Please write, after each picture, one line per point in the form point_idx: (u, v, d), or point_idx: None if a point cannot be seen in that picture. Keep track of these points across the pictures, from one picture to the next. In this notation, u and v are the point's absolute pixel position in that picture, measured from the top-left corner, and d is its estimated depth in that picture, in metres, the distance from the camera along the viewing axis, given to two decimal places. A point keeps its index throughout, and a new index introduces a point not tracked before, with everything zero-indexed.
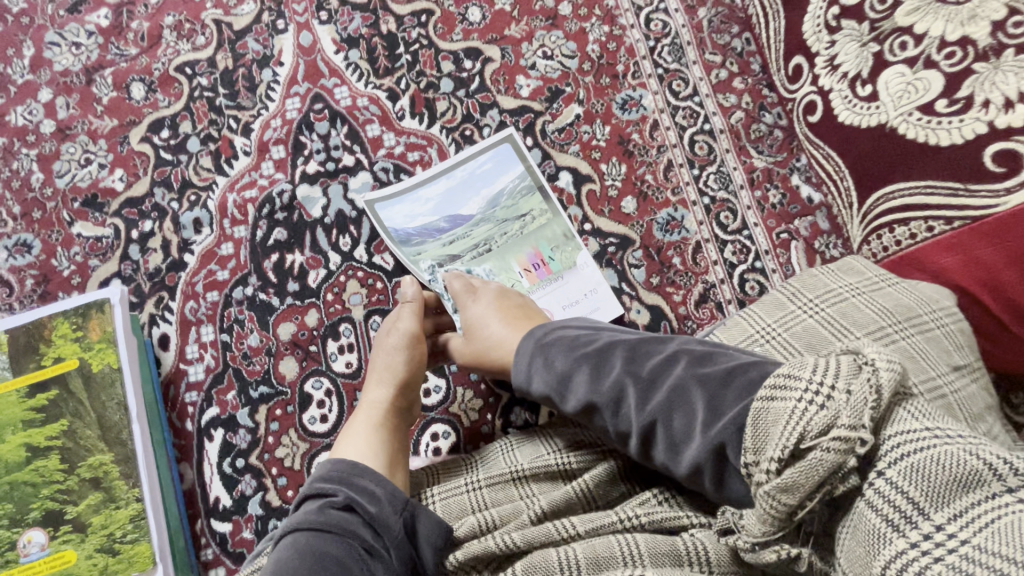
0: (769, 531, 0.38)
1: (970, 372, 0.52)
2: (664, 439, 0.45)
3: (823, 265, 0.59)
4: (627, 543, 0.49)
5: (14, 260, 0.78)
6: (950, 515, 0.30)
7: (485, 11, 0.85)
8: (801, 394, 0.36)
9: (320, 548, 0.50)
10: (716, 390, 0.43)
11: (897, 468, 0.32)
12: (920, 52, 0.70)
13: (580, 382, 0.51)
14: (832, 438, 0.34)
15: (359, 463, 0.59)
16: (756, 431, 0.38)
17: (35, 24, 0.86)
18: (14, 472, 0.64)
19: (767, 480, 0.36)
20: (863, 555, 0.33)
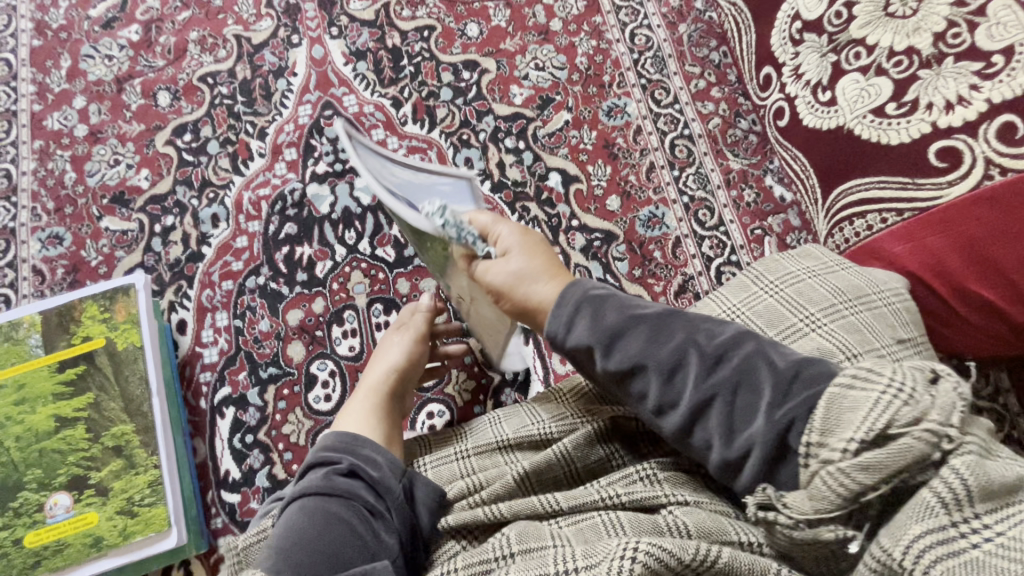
0: (823, 509, 0.40)
1: (913, 345, 0.58)
2: (719, 415, 0.47)
3: (786, 252, 0.66)
4: (611, 522, 0.54)
5: (46, 251, 0.84)
6: (990, 510, 0.34)
7: (482, 27, 0.93)
8: (884, 388, 0.40)
9: (328, 510, 0.55)
10: (785, 376, 0.46)
11: (961, 459, 0.36)
12: (873, 60, 0.67)
13: (636, 343, 0.52)
14: (923, 429, 0.38)
15: (361, 435, 0.64)
16: (827, 415, 0.42)
17: (72, 39, 0.94)
18: (44, 440, 0.70)
19: (842, 458, 0.39)
20: (901, 522, 0.36)
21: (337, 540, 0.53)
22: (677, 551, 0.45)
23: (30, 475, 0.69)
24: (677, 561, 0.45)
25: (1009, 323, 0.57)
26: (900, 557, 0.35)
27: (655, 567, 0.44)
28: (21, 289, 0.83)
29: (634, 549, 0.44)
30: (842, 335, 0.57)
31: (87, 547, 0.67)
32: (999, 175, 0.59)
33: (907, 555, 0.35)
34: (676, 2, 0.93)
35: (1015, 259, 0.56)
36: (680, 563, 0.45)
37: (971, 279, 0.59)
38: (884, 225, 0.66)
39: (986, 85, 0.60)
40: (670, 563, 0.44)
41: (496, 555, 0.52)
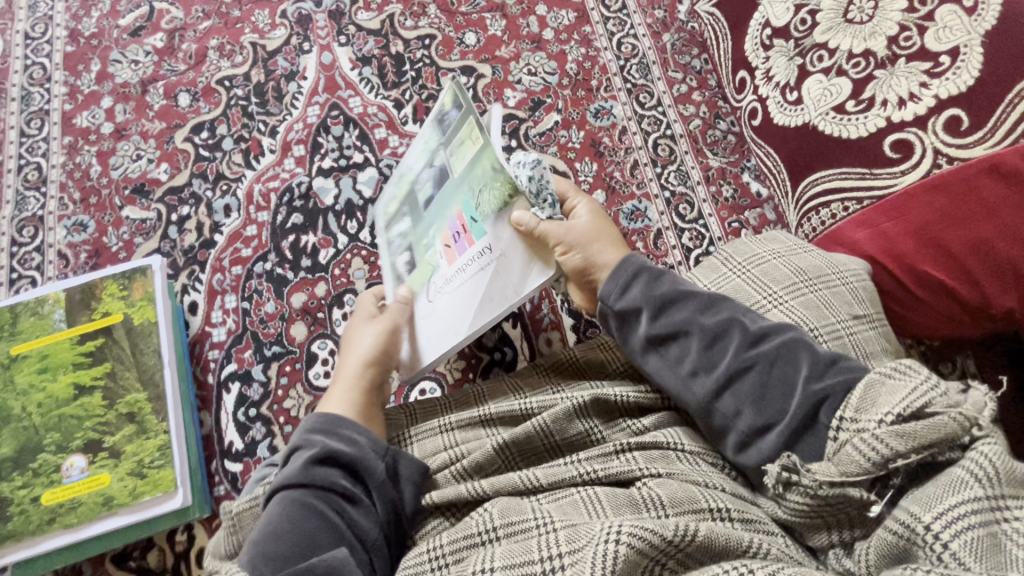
0: (849, 472, 0.44)
1: (869, 320, 0.63)
2: (751, 384, 0.54)
3: (753, 235, 0.71)
4: (590, 498, 0.55)
5: (71, 237, 0.91)
6: (1016, 497, 0.38)
7: (480, 35, 1.00)
8: (922, 380, 0.45)
9: (308, 499, 0.57)
10: (821, 360, 0.52)
11: (988, 448, 0.40)
12: (834, 63, 0.73)
13: (684, 311, 0.60)
14: (959, 413, 0.42)
15: (343, 416, 0.64)
16: (865, 394, 0.47)
17: (102, 45, 1.02)
18: (64, 406, 0.76)
19: (877, 426, 0.44)
20: (934, 493, 0.39)
21: (316, 526, 0.55)
22: (659, 528, 0.45)
23: (49, 438, 0.75)
24: (661, 539, 0.44)
25: (960, 302, 0.62)
26: (930, 520, 0.37)
27: (641, 547, 0.43)
28: (47, 271, 0.90)
29: (619, 532, 0.44)
30: (801, 311, 0.62)
31: (99, 506, 0.72)
32: (946, 164, 0.65)
33: (938, 522, 0.37)
34: (660, 13, 1.00)
35: (961, 242, 0.61)
36: (662, 541, 0.44)
37: (926, 261, 0.63)
38: (845, 213, 0.71)
39: (934, 83, 0.66)
40: (654, 542, 0.44)
41: (479, 531, 0.54)
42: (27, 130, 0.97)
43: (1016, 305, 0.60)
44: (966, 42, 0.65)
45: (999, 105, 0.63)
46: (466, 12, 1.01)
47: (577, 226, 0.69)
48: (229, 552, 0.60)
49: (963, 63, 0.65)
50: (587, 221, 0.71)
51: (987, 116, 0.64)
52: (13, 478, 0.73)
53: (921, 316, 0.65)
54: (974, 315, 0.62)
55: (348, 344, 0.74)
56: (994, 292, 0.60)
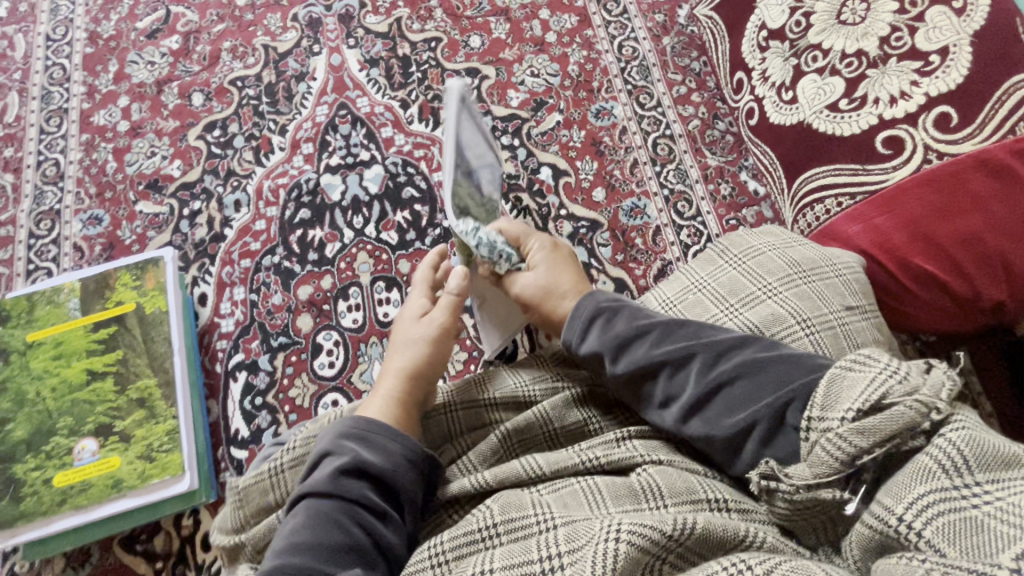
0: (822, 474, 0.44)
1: (861, 311, 0.64)
2: (718, 408, 0.54)
3: (749, 229, 0.72)
4: (590, 489, 0.54)
5: (87, 230, 0.94)
6: (992, 478, 0.37)
7: (484, 38, 1.02)
8: (881, 371, 0.45)
9: (335, 514, 0.52)
10: (787, 367, 0.52)
11: (956, 433, 0.40)
12: (828, 62, 0.75)
13: (642, 347, 0.59)
14: (915, 400, 0.43)
15: (374, 420, 0.59)
16: (829, 391, 0.47)
17: (120, 47, 1.06)
18: (77, 391, 0.79)
19: (841, 424, 0.44)
20: (905, 484, 0.39)
21: (342, 541, 0.51)
22: (657, 524, 0.44)
23: (62, 421, 0.78)
24: (661, 535, 0.44)
25: (953, 296, 0.63)
26: (906, 515, 0.38)
27: (641, 545, 0.43)
28: (63, 263, 0.92)
29: (618, 529, 0.43)
30: (794, 303, 0.63)
31: (108, 488, 0.75)
32: (936, 159, 0.67)
33: (910, 512, 0.37)
34: (660, 17, 1.02)
35: (952, 236, 0.63)
36: (662, 537, 0.44)
37: (918, 254, 0.65)
38: (839, 208, 0.72)
39: (924, 81, 0.69)
40: (654, 539, 0.43)
41: (480, 529, 0.51)
42: (46, 127, 1.01)
43: (1006, 298, 0.62)
44: (956, 42, 0.68)
45: (987, 102, 0.65)
46: (471, 15, 1.04)
47: (530, 283, 0.71)
48: (234, 526, 0.62)
49: (953, 62, 0.68)
50: (543, 272, 0.71)
51: (975, 112, 0.66)
52: (28, 460, 0.76)
53: (913, 308, 0.66)
54: (965, 307, 0.64)
55: (395, 346, 0.70)
56: (983, 285, 0.62)
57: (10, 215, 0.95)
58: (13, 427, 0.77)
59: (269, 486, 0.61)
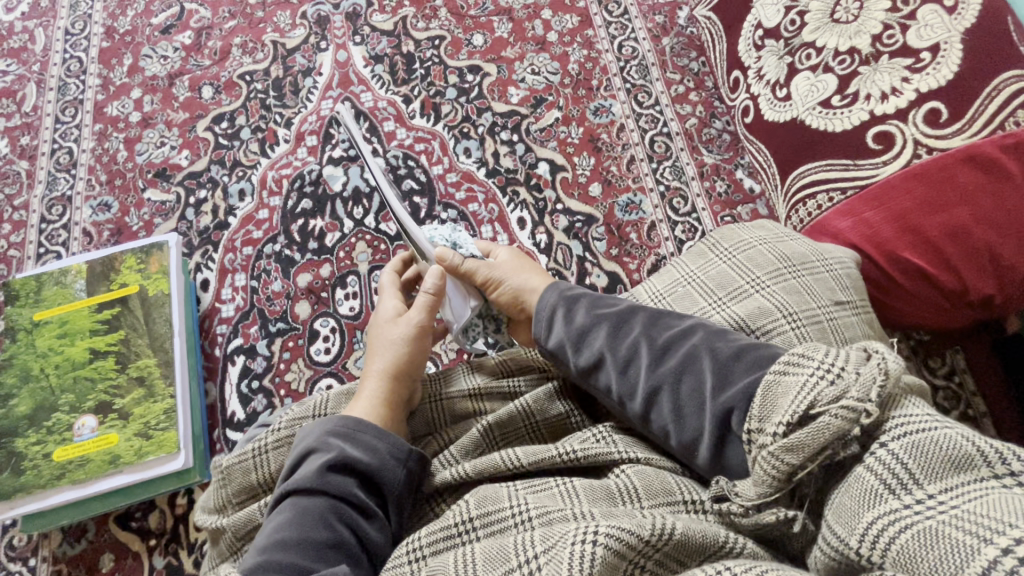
0: (766, 493, 0.43)
1: (850, 307, 0.63)
2: (669, 402, 0.52)
3: (742, 223, 0.72)
4: (568, 492, 0.52)
5: (96, 217, 0.97)
6: (943, 488, 0.35)
7: (487, 37, 1.05)
8: (814, 369, 0.43)
9: (320, 513, 0.51)
10: (727, 364, 0.50)
11: (900, 442, 0.38)
12: (822, 60, 0.76)
13: (596, 338, 0.59)
14: (841, 406, 0.40)
15: (362, 419, 0.59)
16: (765, 399, 0.44)
17: (135, 42, 1.09)
18: (79, 368, 0.82)
19: (772, 441, 0.42)
20: (852, 508, 0.37)
21: (328, 538, 0.50)
22: (636, 528, 0.42)
23: (64, 398, 0.80)
24: (638, 539, 0.42)
25: (943, 291, 0.63)
26: (856, 544, 0.36)
27: (619, 549, 0.41)
28: (71, 248, 0.95)
29: (596, 533, 0.41)
30: (782, 296, 0.63)
31: (105, 463, 0.77)
32: (926, 154, 0.68)
33: (864, 542, 0.35)
34: (661, 18, 1.04)
35: (939, 229, 0.63)
36: (640, 542, 0.42)
37: (907, 249, 0.65)
38: (831, 203, 0.73)
39: (915, 77, 0.70)
40: (632, 543, 0.42)
41: (456, 523, 0.51)
42: (61, 117, 1.04)
43: (995, 292, 0.62)
44: (946, 39, 0.69)
45: (976, 97, 0.67)
46: (475, 15, 1.06)
47: (497, 269, 0.72)
48: (216, 506, 0.62)
49: (943, 59, 0.69)
50: (507, 266, 0.72)
51: (965, 108, 0.67)
52: (29, 434, 0.79)
53: (901, 302, 0.66)
54: (953, 301, 0.64)
55: (371, 351, 0.69)
56: (971, 277, 0.62)
57: (23, 200, 0.98)
58: (16, 403, 0.80)
59: (251, 466, 0.61)
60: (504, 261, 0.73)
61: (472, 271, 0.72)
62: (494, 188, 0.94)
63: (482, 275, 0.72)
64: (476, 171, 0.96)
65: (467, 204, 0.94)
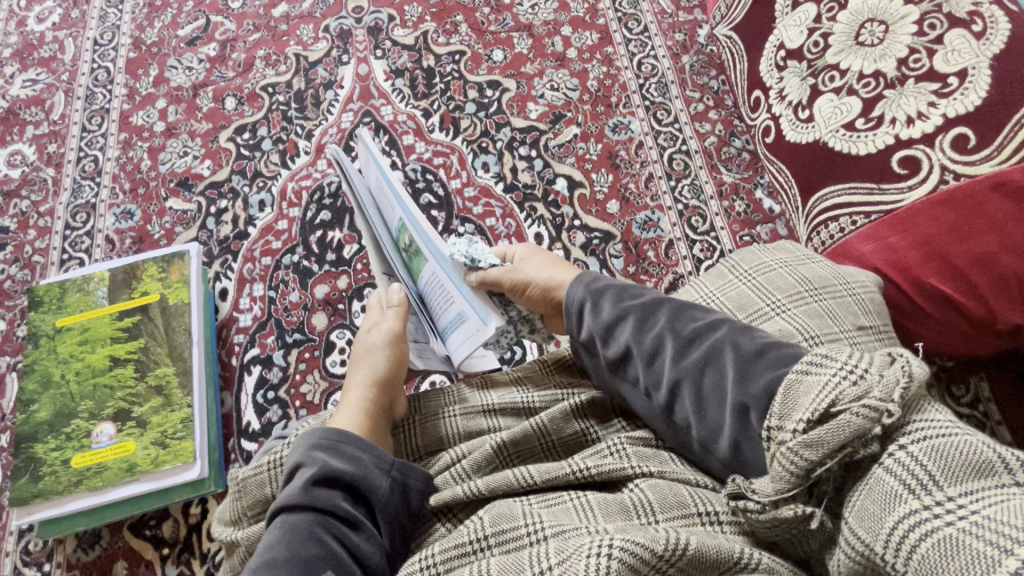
0: (784, 489, 0.41)
1: (873, 332, 0.62)
2: (692, 395, 0.50)
3: (761, 244, 0.71)
4: (582, 506, 0.52)
5: (119, 224, 0.98)
6: (964, 492, 0.34)
7: (507, 53, 1.05)
8: (839, 369, 0.40)
9: (307, 529, 0.51)
10: (750, 359, 0.48)
11: (919, 446, 0.36)
12: (845, 83, 0.76)
13: (623, 331, 0.57)
14: (862, 405, 0.38)
15: (346, 431, 0.59)
16: (785, 398, 0.42)
17: (162, 53, 1.11)
18: (99, 376, 0.83)
19: (792, 437, 0.40)
20: (874, 513, 0.36)
21: (317, 552, 0.50)
22: (649, 542, 0.42)
23: (84, 405, 0.81)
24: (652, 554, 0.41)
25: (967, 317, 0.63)
26: (880, 549, 0.35)
27: (633, 563, 0.41)
28: (94, 254, 0.97)
29: (610, 545, 0.41)
30: (803, 319, 0.62)
31: (122, 471, 0.78)
32: (953, 180, 0.67)
33: (888, 549, 0.35)
34: (681, 36, 1.04)
35: (966, 256, 0.63)
36: (653, 556, 0.41)
37: (931, 275, 0.64)
38: (854, 226, 0.72)
39: (942, 102, 0.69)
40: (646, 558, 0.41)
41: (472, 540, 0.50)
42: (88, 126, 1.06)
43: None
44: (975, 64, 0.69)
45: (1005, 125, 0.66)
46: (495, 30, 1.07)
47: (522, 272, 0.72)
48: (232, 518, 0.62)
49: (971, 85, 0.68)
50: (532, 266, 0.72)
51: (993, 135, 0.66)
52: (49, 440, 0.80)
53: (927, 330, 0.65)
54: (980, 331, 0.64)
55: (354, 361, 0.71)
56: (999, 307, 0.62)
57: (49, 207, 1.00)
58: (37, 408, 0.82)
59: (266, 479, 0.61)
60: (529, 265, 0.73)
61: (498, 279, 0.72)
62: (511, 203, 0.95)
63: (508, 282, 0.72)
64: (494, 186, 0.96)
65: (484, 218, 0.94)
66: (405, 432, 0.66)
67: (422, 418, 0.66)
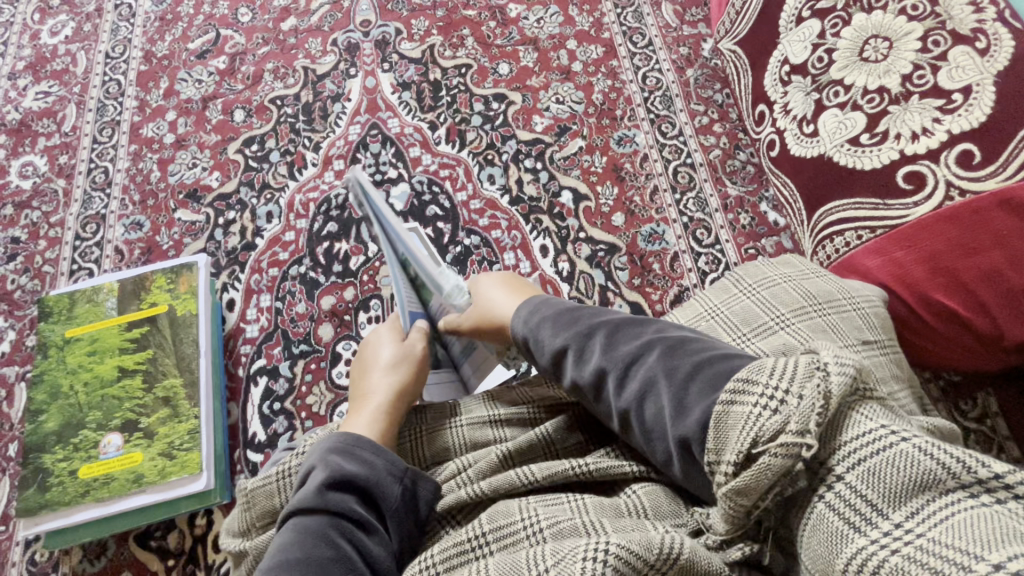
0: (732, 530, 0.40)
1: (879, 346, 0.62)
2: (639, 427, 0.47)
3: (766, 258, 0.71)
4: (579, 507, 0.52)
5: (128, 235, 0.99)
6: (907, 514, 0.31)
7: (512, 66, 1.06)
8: (757, 399, 0.37)
9: (323, 531, 0.50)
10: (680, 386, 0.44)
11: (854, 471, 0.33)
12: (850, 98, 0.76)
13: (566, 365, 0.54)
14: (779, 444, 0.35)
15: (361, 436, 0.60)
16: (717, 432, 0.39)
17: (172, 65, 1.13)
18: (107, 386, 0.83)
19: (725, 482, 0.37)
20: (824, 553, 0.34)
21: (332, 554, 0.49)
22: (645, 549, 0.41)
23: (92, 415, 0.82)
24: (644, 563, 0.40)
25: (976, 333, 0.64)
26: None
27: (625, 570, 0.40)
28: (103, 265, 0.98)
29: (606, 547, 0.40)
30: (806, 333, 0.62)
31: (129, 482, 0.78)
32: (958, 196, 0.67)
33: None
34: (685, 50, 1.05)
35: (973, 272, 0.63)
36: (646, 564, 0.40)
37: (939, 290, 0.65)
38: (859, 241, 0.72)
39: (946, 118, 0.69)
40: (639, 565, 0.40)
41: (471, 538, 0.51)
42: (99, 137, 1.07)
43: None
44: (979, 81, 0.69)
45: (1010, 142, 0.66)
46: (501, 44, 1.08)
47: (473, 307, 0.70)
48: (240, 529, 0.63)
49: (975, 101, 0.69)
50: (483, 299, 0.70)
51: (999, 151, 0.66)
52: (57, 450, 0.80)
53: (935, 343, 0.67)
54: (988, 346, 0.64)
55: (373, 367, 0.72)
56: (1005, 322, 0.62)
57: (59, 218, 1.01)
58: (46, 419, 0.82)
59: (275, 489, 0.61)
60: (484, 290, 0.71)
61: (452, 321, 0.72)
62: (517, 215, 0.95)
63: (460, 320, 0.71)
64: (500, 199, 0.97)
65: (490, 230, 0.94)
66: (411, 440, 0.66)
67: (431, 428, 0.66)
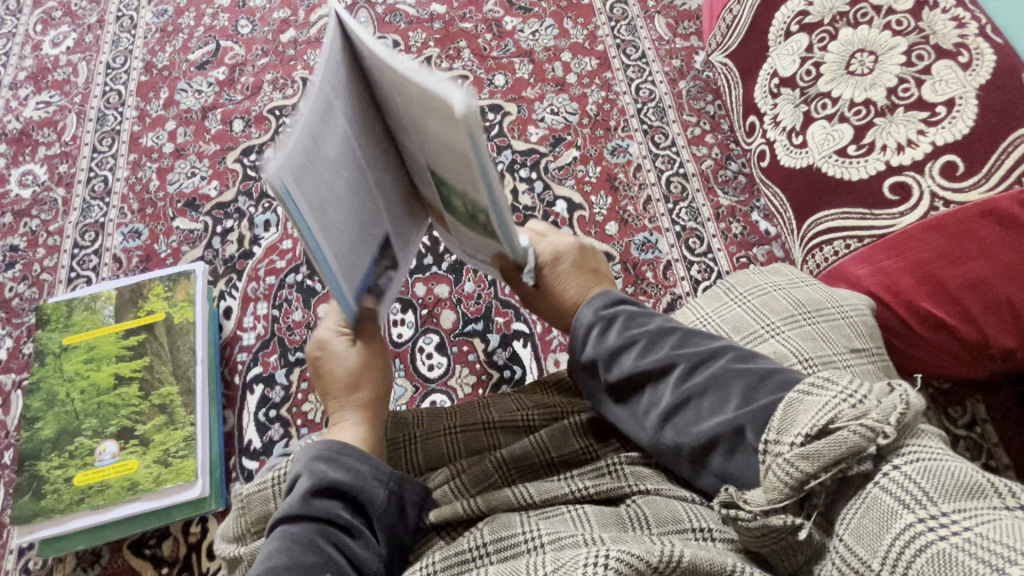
0: (778, 499, 0.40)
1: (867, 354, 0.63)
2: (693, 415, 0.50)
3: (757, 267, 0.72)
4: (580, 517, 0.52)
5: (127, 243, 1.00)
6: (958, 508, 0.33)
7: (508, 78, 1.08)
8: (839, 392, 0.40)
9: (309, 539, 0.51)
10: (753, 383, 0.47)
11: (912, 465, 0.36)
12: (837, 110, 0.78)
13: (628, 356, 0.55)
14: (860, 424, 0.38)
15: (348, 443, 0.59)
16: (785, 415, 0.42)
17: (172, 76, 1.14)
18: (103, 394, 0.84)
19: (789, 449, 0.39)
20: (873, 530, 0.35)
21: (316, 561, 0.49)
22: (644, 554, 0.42)
23: (87, 423, 0.82)
24: (647, 565, 0.41)
25: (961, 341, 0.65)
26: (877, 566, 0.34)
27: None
28: (101, 273, 0.98)
29: (606, 555, 0.41)
30: (796, 342, 0.62)
31: (124, 490, 0.78)
32: (943, 207, 0.69)
33: (885, 566, 0.34)
34: (677, 63, 1.07)
35: (959, 281, 0.65)
36: (648, 567, 0.41)
37: (925, 298, 0.66)
38: (847, 250, 0.73)
39: (930, 130, 0.71)
40: (641, 569, 0.41)
41: (472, 547, 0.51)
42: (99, 147, 1.09)
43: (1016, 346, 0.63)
44: (962, 94, 0.71)
45: (991, 153, 0.68)
46: (497, 56, 1.10)
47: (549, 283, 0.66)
48: (235, 535, 0.63)
49: (958, 114, 0.70)
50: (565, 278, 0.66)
51: (981, 162, 0.68)
52: (52, 458, 0.80)
53: (924, 354, 0.67)
54: (974, 353, 0.65)
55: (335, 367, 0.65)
56: (992, 331, 0.64)
57: (58, 226, 1.02)
58: (42, 426, 0.82)
59: (270, 496, 0.62)
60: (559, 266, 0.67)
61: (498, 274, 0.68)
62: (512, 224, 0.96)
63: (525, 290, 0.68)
64: None
65: None
66: (404, 447, 0.66)
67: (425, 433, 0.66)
